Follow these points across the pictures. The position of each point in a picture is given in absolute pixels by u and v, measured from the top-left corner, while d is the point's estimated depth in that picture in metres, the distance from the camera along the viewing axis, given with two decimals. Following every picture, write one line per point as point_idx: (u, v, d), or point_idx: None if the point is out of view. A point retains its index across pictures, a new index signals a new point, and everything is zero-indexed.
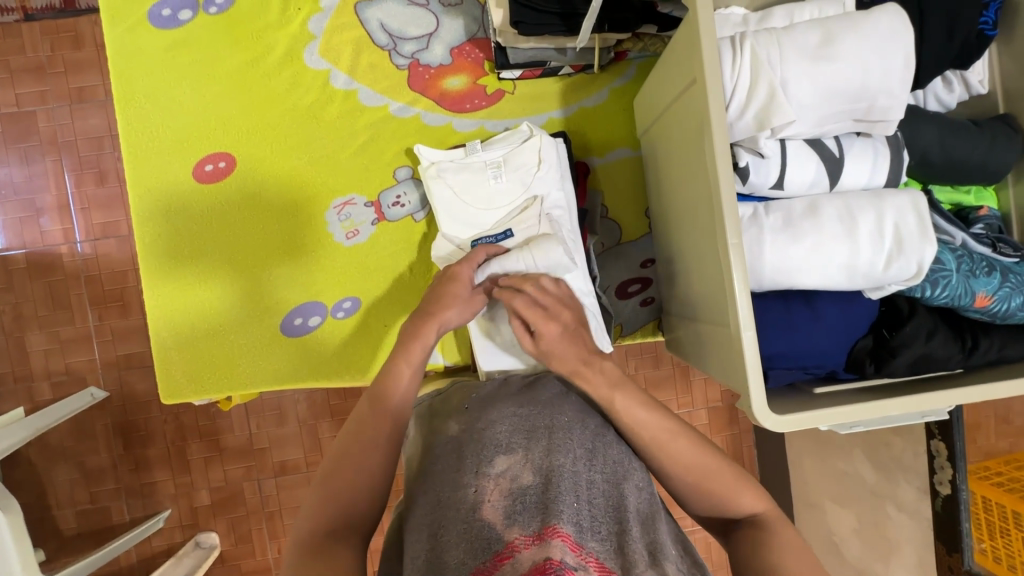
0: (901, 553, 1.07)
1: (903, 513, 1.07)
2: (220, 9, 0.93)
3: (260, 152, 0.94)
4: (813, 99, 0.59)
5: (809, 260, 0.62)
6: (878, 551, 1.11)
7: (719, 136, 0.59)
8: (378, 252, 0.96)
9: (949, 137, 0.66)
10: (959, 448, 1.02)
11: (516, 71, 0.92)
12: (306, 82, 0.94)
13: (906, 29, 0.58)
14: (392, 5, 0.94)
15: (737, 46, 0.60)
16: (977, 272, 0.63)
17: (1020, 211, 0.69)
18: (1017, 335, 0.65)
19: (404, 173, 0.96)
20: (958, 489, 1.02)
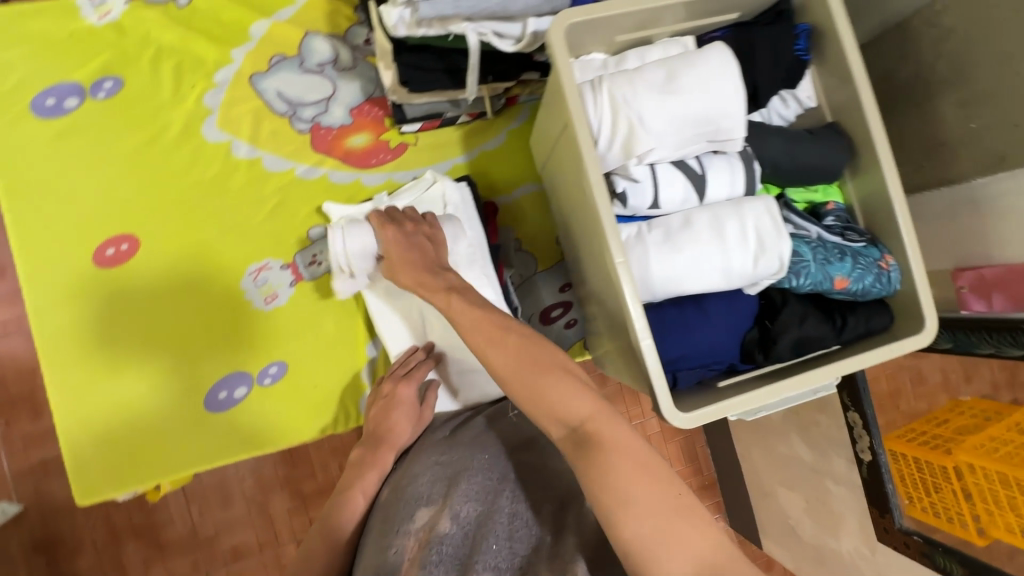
0: (845, 523, 1.11)
1: (841, 486, 1.13)
2: (109, 94, 0.92)
3: (165, 230, 0.93)
4: (667, 128, 0.67)
5: (690, 268, 0.69)
6: (829, 526, 1.17)
7: (591, 168, 0.66)
8: (301, 312, 0.96)
9: (794, 146, 0.76)
10: (870, 416, 1.03)
11: (415, 124, 0.97)
12: (208, 155, 0.95)
13: (732, 62, 0.67)
14: (287, 74, 0.98)
15: (596, 90, 0.67)
16: (831, 259, 0.71)
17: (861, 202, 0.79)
18: (877, 308, 0.75)
19: (318, 233, 0.97)
20: (878, 453, 1.02)
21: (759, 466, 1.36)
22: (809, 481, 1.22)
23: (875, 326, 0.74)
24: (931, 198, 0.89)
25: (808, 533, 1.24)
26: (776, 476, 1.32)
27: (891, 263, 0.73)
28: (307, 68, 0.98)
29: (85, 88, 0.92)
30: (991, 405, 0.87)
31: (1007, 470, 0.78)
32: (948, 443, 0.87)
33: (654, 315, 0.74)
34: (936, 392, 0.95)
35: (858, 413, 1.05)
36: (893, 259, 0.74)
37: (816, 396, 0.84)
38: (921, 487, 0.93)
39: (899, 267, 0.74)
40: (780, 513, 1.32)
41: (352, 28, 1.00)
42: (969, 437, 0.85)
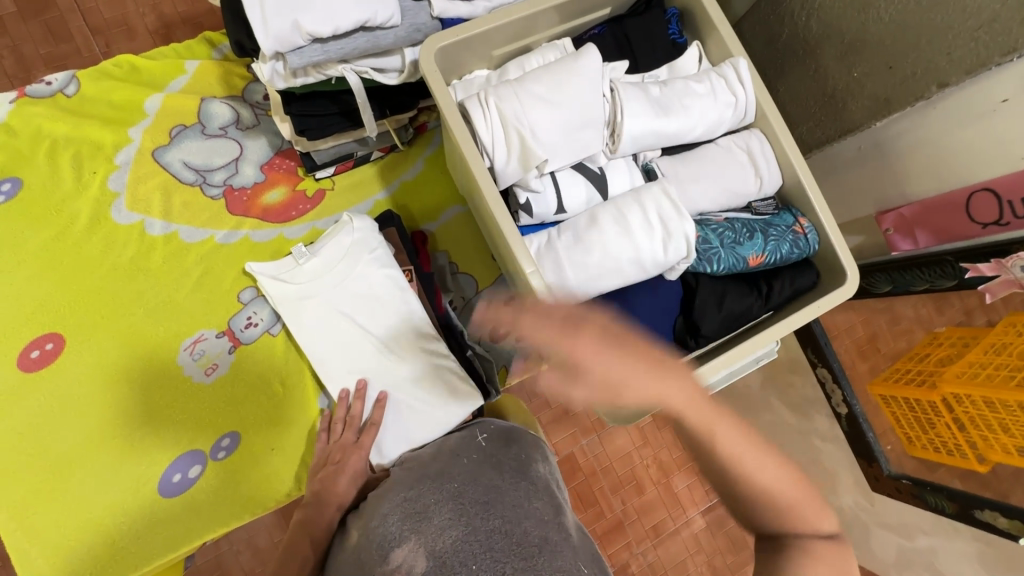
0: (839, 480, 1.11)
1: (828, 443, 1.13)
2: (9, 195, 0.91)
3: (89, 321, 0.91)
4: (555, 132, 0.67)
5: (604, 265, 0.68)
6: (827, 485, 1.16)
7: (486, 184, 0.66)
8: (245, 377, 0.94)
9: None
10: (837, 368, 1.05)
11: (328, 169, 0.97)
12: (123, 237, 0.93)
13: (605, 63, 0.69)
14: (190, 142, 0.97)
15: (481, 104, 0.67)
16: (741, 240, 0.72)
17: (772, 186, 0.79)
18: (801, 267, 0.75)
19: (248, 294, 0.96)
20: (852, 405, 1.03)
21: None
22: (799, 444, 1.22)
23: (801, 285, 0.75)
24: (839, 148, 0.90)
25: None
26: None
27: (805, 226, 0.74)
28: (209, 133, 0.98)
29: None
30: (967, 331, 0.84)
31: (989, 393, 0.77)
32: (932, 376, 0.87)
33: None
34: (912, 329, 0.94)
35: (826, 367, 1.08)
36: (807, 220, 0.75)
37: (760, 365, 0.81)
38: (920, 426, 0.92)
39: (814, 229, 0.74)
40: None
41: (250, 85, 1.00)
42: (950, 366, 0.84)
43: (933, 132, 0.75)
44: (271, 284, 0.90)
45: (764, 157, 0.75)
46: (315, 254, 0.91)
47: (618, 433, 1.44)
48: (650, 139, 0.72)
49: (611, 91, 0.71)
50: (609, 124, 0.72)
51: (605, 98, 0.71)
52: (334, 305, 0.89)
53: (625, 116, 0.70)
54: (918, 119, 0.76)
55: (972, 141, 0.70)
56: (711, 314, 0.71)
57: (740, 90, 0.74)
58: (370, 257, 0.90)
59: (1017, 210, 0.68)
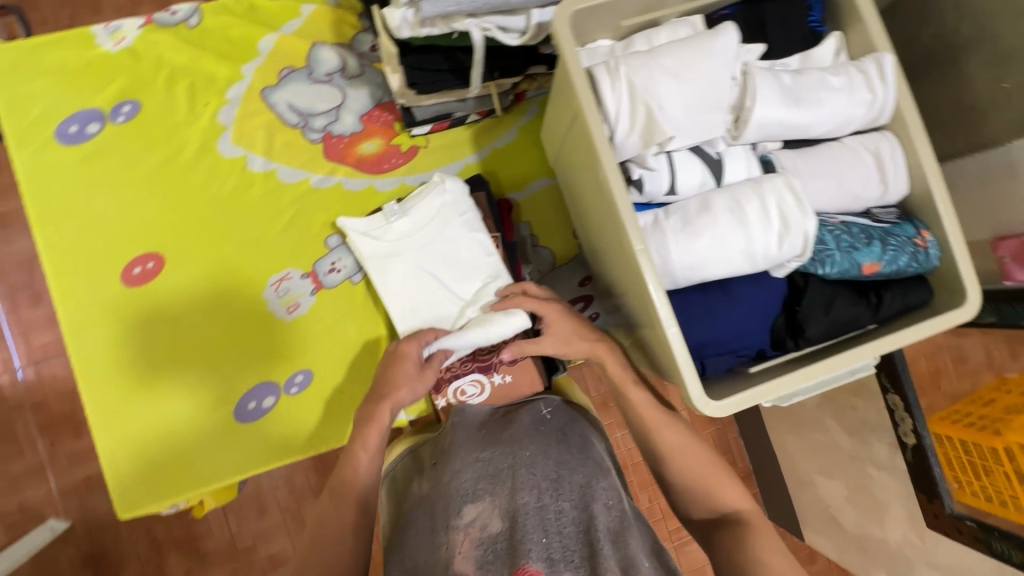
0: (890, 512, 1.06)
1: (882, 472, 1.07)
2: (128, 117, 0.95)
3: (187, 247, 0.95)
4: (683, 110, 0.65)
5: (712, 252, 0.67)
6: (872, 515, 1.11)
7: (606, 154, 0.65)
8: (323, 320, 0.97)
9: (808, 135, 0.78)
10: (912, 398, 0.97)
11: (425, 127, 0.98)
12: (224, 170, 0.97)
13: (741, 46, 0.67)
14: (297, 85, 0.99)
15: (613, 72, 0.66)
16: (858, 246, 0.68)
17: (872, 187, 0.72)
18: (915, 283, 0.71)
19: (335, 240, 0.98)
20: (922, 436, 0.95)
21: (796, 456, 1.31)
22: (849, 469, 1.16)
23: (912, 302, 0.71)
24: (967, 164, 0.85)
25: (850, 523, 1.18)
26: (812, 465, 1.26)
27: (927, 239, 0.70)
28: (316, 78, 0.99)
29: (105, 113, 0.95)
30: None
31: None
32: (997, 423, 0.79)
33: (676, 304, 0.71)
34: (979, 371, 0.89)
35: (898, 395, 0.99)
36: (930, 234, 0.71)
37: (853, 376, 0.78)
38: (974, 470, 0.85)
39: (937, 243, 0.70)
40: (820, 503, 1.27)
41: (359, 35, 1.01)
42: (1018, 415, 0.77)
43: None
44: (359, 241, 0.92)
45: (893, 163, 0.71)
46: (406, 211, 0.91)
47: None
48: (776, 129, 0.70)
49: (743, 75, 0.69)
50: (736, 109, 0.70)
51: (735, 80, 0.69)
52: (419, 263, 0.91)
53: (756, 102, 0.67)
54: None
55: None
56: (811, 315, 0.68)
57: (879, 88, 0.70)
58: (460, 219, 0.90)
59: None
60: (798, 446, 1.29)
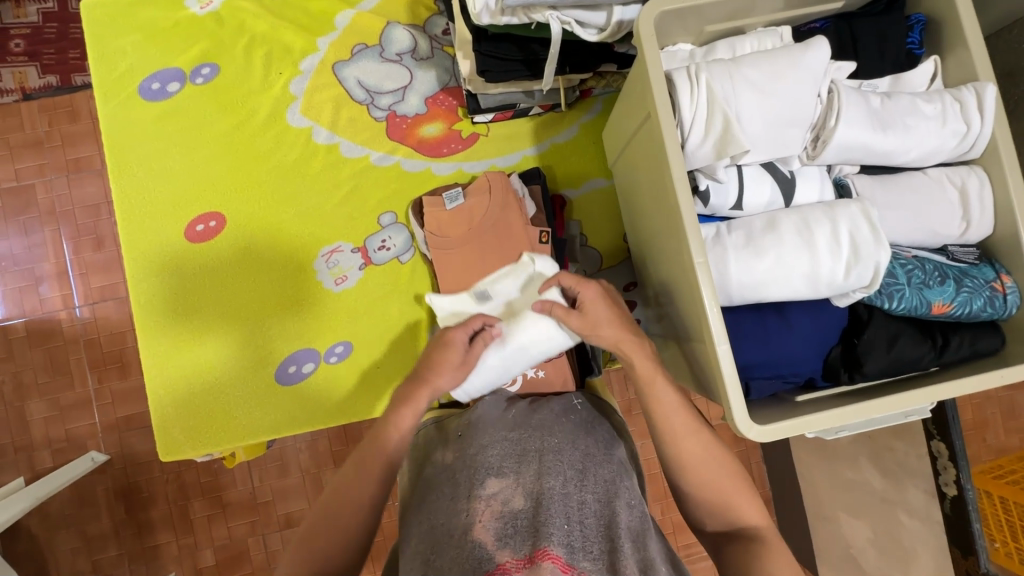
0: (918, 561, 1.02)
1: (915, 519, 1.03)
2: (206, 79, 0.98)
3: (248, 210, 0.98)
4: (759, 125, 0.64)
5: (773, 273, 0.65)
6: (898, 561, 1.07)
7: (676, 160, 0.64)
8: (367, 295, 0.98)
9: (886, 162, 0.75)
10: (958, 448, 0.98)
11: (488, 115, 0.98)
12: (290, 139, 0.99)
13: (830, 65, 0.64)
14: (368, 62, 1.00)
15: (693, 78, 0.64)
16: (930, 284, 0.65)
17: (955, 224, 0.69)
18: (989, 329, 0.68)
19: (388, 219, 1.00)
20: (963, 488, 0.98)
21: None
22: None
23: (981, 348, 0.67)
24: None
25: None
26: None
27: (1007, 284, 0.66)
28: (386, 57, 1.01)
29: (186, 73, 0.98)
30: None
31: None
32: None
33: (728, 321, 0.70)
34: None
35: (944, 443, 1.00)
36: (1011, 279, 0.67)
37: (906, 419, 0.75)
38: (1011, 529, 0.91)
39: (1017, 290, 0.66)
40: None
41: (432, 18, 1.02)
42: None
43: None
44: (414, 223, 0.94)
45: (979, 200, 0.67)
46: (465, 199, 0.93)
47: None
48: (857, 153, 0.67)
49: (828, 93, 0.66)
50: (815, 128, 0.68)
51: (820, 98, 0.66)
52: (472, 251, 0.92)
53: (840, 122, 0.65)
54: None
55: None
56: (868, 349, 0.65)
57: (973, 120, 0.66)
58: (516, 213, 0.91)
59: None
60: None
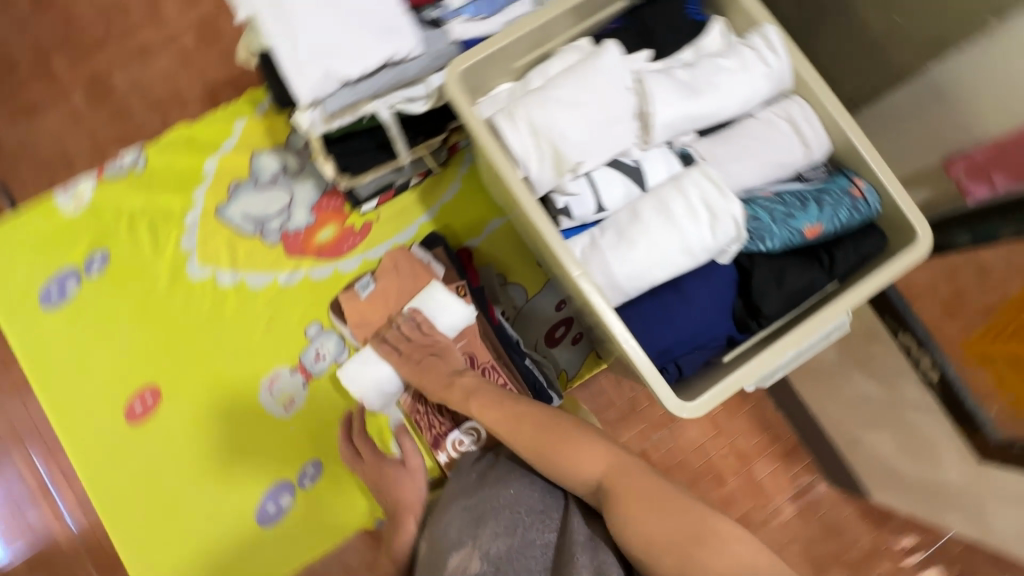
0: (943, 454, 1.02)
1: (921, 415, 1.03)
2: (101, 267, 1.00)
3: (179, 373, 0.99)
4: (585, 135, 0.68)
5: (651, 257, 0.68)
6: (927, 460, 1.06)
7: (524, 194, 0.68)
8: (320, 408, 1.00)
9: None
10: (921, 336, 0.94)
11: (373, 201, 1.02)
12: (198, 292, 1.02)
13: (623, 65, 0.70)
14: (246, 196, 1.04)
15: (511, 117, 0.69)
16: (795, 212, 0.68)
17: (799, 152, 0.73)
18: (866, 232, 0.71)
19: (314, 330, 1.02)
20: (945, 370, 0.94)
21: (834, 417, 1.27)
22: (890, 419, 1.11)
23: (866, 252, 0.71)
24: None
25: (910, 474, 1.13)
26: (853, 423, 1.22)
27: (863, 188, 0.70)
28: (262, 185, 1.05)
29: (80, 268, 1.00)
30: None
31: None
32: None
33: (636, 313, 0.72)
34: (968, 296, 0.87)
35: (909, 333, 1.00)
36: (864, 181, 0.71)
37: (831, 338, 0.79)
38: None
39: (873, 188, 0.71)
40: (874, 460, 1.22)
41: (292, 134, 1.06)
42: None
43: (999, 68, 0.69)
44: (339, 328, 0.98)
45: (807, 124, 0.72)
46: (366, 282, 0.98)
47: (692, 426, 1.38)
48: (684, 124, 0.71)
49: (638, 82, 0.70)
50: (640, 114, 0.72)
51: (630, 90, 0.70)
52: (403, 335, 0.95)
53: (656, 105, 0.69)
54: (979, 55, 0.71)
55: None
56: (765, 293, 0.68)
57: (775, 60, 0.71)
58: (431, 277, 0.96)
59: None
60: (833, 407, 1.25)
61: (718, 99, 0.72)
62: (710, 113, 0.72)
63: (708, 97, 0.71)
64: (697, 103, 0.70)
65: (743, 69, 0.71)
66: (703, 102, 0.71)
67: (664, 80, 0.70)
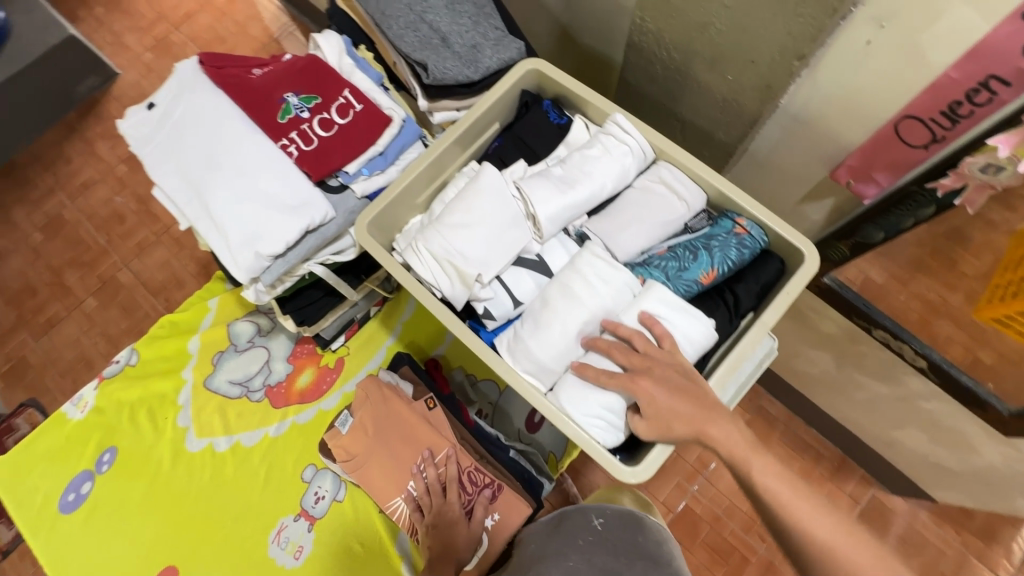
0: (971, 436, 0.98)
1: (932, 401, 1.01)
2: (110, 463, 1.09)
3: (191, 548, 1.04)
4: (484, 247, 0.77)
5: (567, 337, 0.73)
6: (961, 444, 1.03)
7: (442, 312, 0.76)
8: (328, 549, 1.02)
9: None
10: (892, 324, 0.95)
11: (341, 337, 1.10)
12: (199, 463, 1.09)
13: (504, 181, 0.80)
14: (229, 362, 1.14)
15: (417, 250, 0.79)
16: (686, 264, 0.75)
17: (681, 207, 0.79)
18: (761, 264, 0.76)
19: (310, 472, 1.07)
20: (928, 355, 0.93)
21: (859, 420, 1.23)
22: (907, 411, 1.08)
23: (768, 280, 0.76)
24: None
25: (953, 462, 1.08)
26: (880, 423, 1.18)
27: (745, 225, 0.76)
28: (241, 349, 1.15)
29: (92, 469, 1.09)
30: None
31: None
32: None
33: None
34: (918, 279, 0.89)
35: (881, 328, 0.96)
36: (746, 218, 0.77)
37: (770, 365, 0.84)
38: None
39: (755, 224, 0.77)
40: (915, 454, 1.17)
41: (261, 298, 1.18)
42: None
43: (833, 90, 0.76)
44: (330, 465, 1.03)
45: (680, 183, 0.80)
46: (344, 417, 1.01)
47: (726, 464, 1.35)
48: (569, 213, 0.79)
49: (519, 190, 0.80)
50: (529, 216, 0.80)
51: (515, 198, 0.80)
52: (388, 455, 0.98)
53: (537, 206, 0.77)
54: (811, 84, 0.78)
55: (871, 86, 0.72)
56: (675, 312, 0.70)
57: (630, 138, 0.82)
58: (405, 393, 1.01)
59: (943, 123, 0.68)
60: (853, 411, 1.22)
61: (595, 185, 0.80)
62: (590, 197, 0.80)
63: (585, 185, 0.79)
64: (575, 192, 0.79)
65: (608, 155, 0.81)
66: (582, 190, 0.79)
67: (542, 181, 0.79)
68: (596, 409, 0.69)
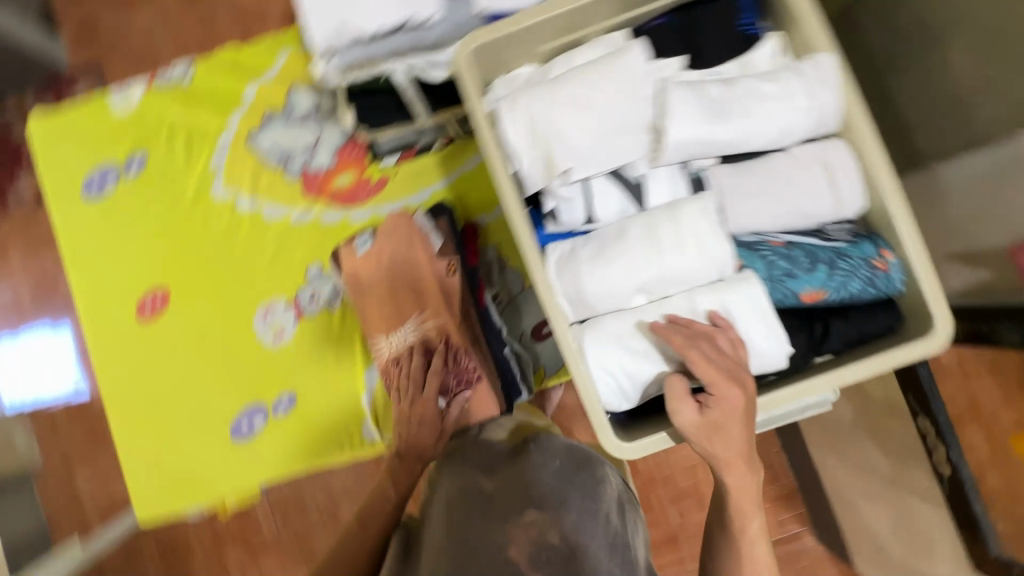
0: None
1: None
2: (139, 170, 1.07)
3: (187, 283, 1.07)
4: (586, 141, 0.64)
5: (626, 283, 0.63)
6: None
7: (508, 190, 0.65)
8: (304, 345, 1.04)
9: None
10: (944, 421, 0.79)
11: (394, 156, 1.00)
12: (217, 211, 1.07)
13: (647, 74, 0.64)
14: (278, 127, 1.06)
15: (513, 106, 0.65)
16: (796, 273, 0.62)
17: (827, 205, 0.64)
18: (876, 311, 0.63)
19: (314, 272, 1.05)
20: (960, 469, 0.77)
21: None
22: None
23: (871, 332, 0.63)
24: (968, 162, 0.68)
25: None
26: None
27: (889, 261, 0.61)
28: (293, 120, 1.06)
29: (121, 167, 1.08)
30: None
31: None
32: None
33: None
34: None
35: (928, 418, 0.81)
36: (894, 254, 0.62)
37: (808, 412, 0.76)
38: None
39: (900, 264, 0.62)
40: None
41: None
42: None
43: None
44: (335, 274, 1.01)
45: (845, 175, 0.63)
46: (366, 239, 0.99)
47: None
48: (699, 148, 0.63)
49: (660, 92, 0.64)
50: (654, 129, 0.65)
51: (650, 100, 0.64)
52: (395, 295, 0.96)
53: (670, 121, 0.62)
54: None
55: None
56: (753, 316, 0.61)
57: (822, 92, 0.63)
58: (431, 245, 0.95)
59: None
60: None
61: (747, 128, 0.63)
62: (735, 139, 0.64)
63: (738, 123, 0.63)
64: (721, 127, 0.63)
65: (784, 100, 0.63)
66: (731, 127, 0.63)
67: (693, 93, 0.63)
68: (614, 364, 0.63)
